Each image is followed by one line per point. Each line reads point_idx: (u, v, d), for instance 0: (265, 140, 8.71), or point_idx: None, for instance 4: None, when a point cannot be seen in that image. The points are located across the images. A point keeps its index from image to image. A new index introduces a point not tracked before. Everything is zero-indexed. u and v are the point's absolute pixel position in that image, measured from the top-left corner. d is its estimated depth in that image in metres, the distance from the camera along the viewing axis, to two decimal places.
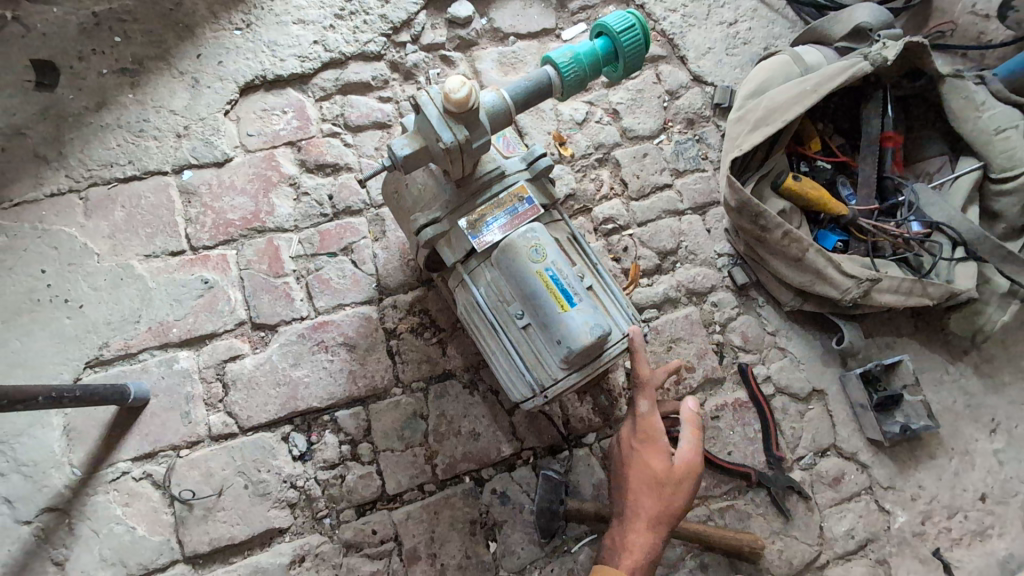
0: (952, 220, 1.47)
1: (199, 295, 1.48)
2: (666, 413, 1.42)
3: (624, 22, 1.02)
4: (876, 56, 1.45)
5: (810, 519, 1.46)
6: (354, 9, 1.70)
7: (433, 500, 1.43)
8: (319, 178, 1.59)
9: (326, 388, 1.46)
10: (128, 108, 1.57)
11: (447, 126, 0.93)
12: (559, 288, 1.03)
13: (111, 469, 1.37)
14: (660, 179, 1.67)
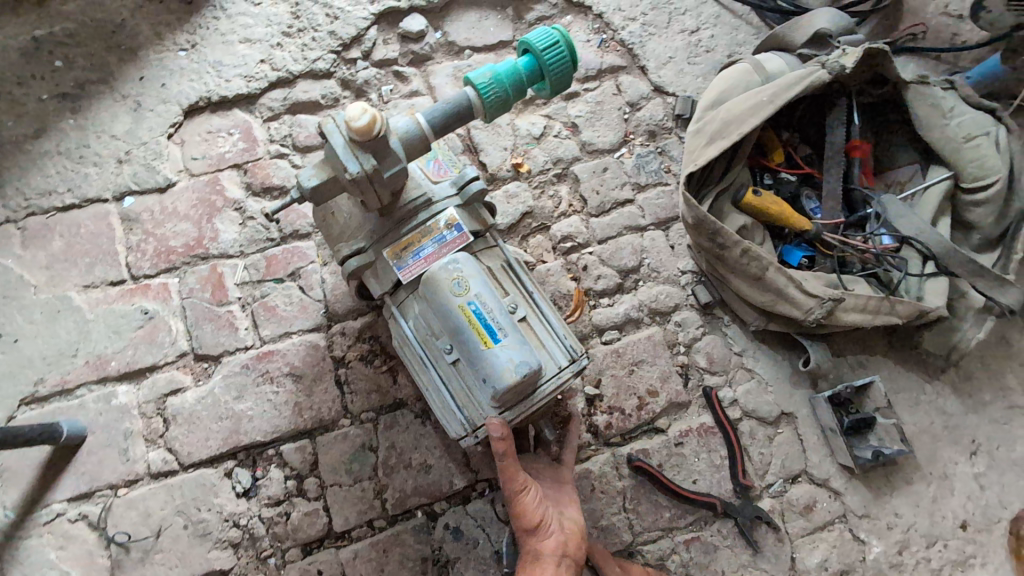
0: (922, 232, 1.40)
1: (139, 327, 1.42)
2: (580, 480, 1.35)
3: (547, 38, 1.00)
4: (834, 64, 1.40)
5: (780, 550, 1.39)
6: (302, 26, 1.65)
7: (382, 538, 1.37)
8: (265, 202, 1.54)
9: (270, 422, 1.40)
10: (68, 134, 1.52)
11: (354, 156, 0.90)
12: (481, 323, 0.98)
13: (45, 511, 1.32)
14: (621, 194, 1.61)
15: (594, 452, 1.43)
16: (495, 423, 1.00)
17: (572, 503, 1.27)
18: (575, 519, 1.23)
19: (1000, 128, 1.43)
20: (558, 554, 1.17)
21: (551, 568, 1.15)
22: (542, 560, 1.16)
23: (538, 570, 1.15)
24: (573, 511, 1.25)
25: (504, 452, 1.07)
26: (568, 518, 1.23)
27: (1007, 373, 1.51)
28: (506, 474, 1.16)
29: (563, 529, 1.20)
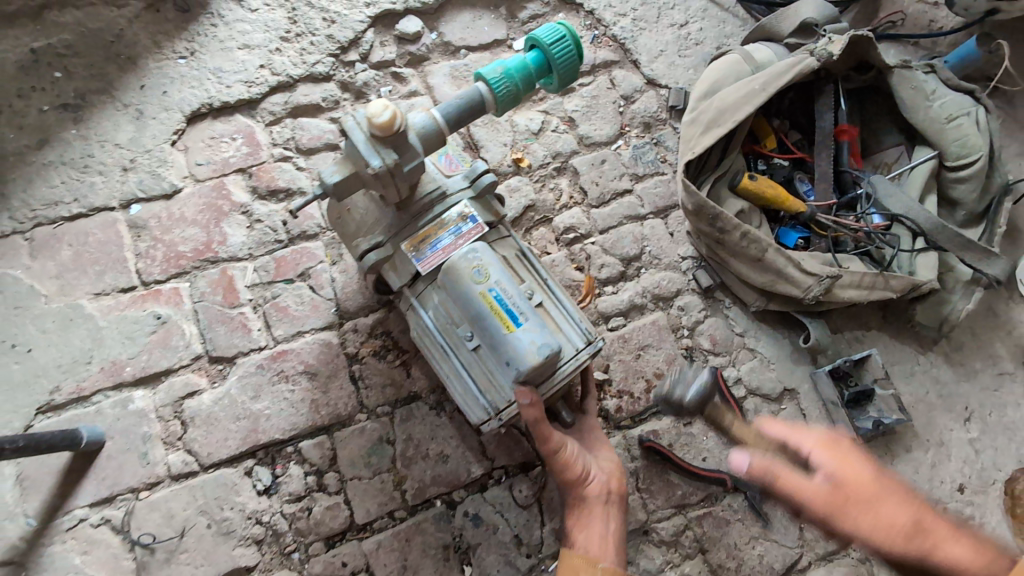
0: (911, 211, 1.47)
1: (152, 332, 1.44)
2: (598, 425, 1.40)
3: (554, 34, 1.05)
4: (822, 52, 1.46)
5: (789, 520, 1.46)
6: (300, 30, 1.67)
7: (404, 527, 1.40)
8: (272, 205, 1.56)
9: (288, 419, 1.42)
10: (71, 144, 1.52)
11: (376, 151, 0.96)
12: (503, 308, 1.03)
13: (68, 517, 1.33)
14: (620, 185, 1.65)
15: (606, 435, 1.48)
16: (524, 391, 1.03)
17: (604, 448, 1.34)
18: (611, 459, 1.32)
19: (979, 108, 1.50)
20: (603, 495, 1.26)
21: (599, 508, 1.25)
22: (588, 504, 1.25)
23: (588, 514, 1.24)
24: (606, 453, 1.33)
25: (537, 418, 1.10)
26: (603, 462, 1.31)
27: (995, 342, 1.58)
28: (540, 438, 1.18)
29: (602, 470, 1.28)
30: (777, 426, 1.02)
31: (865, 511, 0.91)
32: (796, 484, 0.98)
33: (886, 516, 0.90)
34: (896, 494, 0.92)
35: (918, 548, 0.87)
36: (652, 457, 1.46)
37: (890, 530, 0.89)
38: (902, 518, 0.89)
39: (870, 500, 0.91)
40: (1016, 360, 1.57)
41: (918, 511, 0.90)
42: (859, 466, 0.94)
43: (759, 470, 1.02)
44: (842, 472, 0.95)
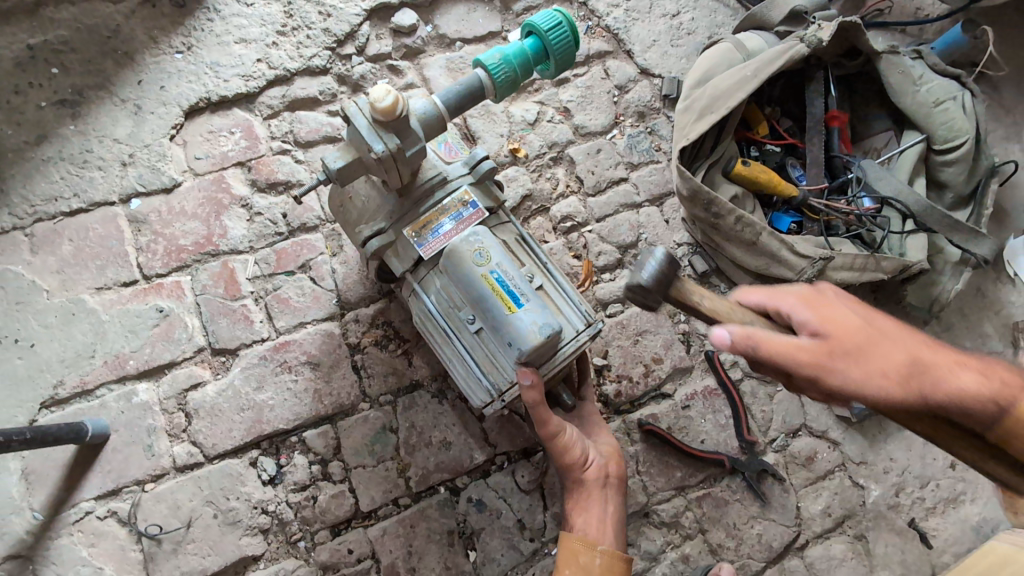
0: (899, 193, 1.51)
1: (154, 325, 1.44)
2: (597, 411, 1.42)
3: (551, 20, 1.07)
4: (812, 39, 1.48)
5: (786, 500, 1.49)
6: (296, 24, 1.68)
7: (409, 514, 1.41)
8: (272, 198, 1.57)
9: (292, 409, 1.43)
10: (69, 140, 1.53)
11: (378, 136, 0.98)
12: (504, 290, 1.05)
13: (74, 510, 1.34)
14: (616, 174, 1.67)
15: (606, 420, 1.50)
16: (527, 371, 1.06)
17: (603, 432, 1.37)
18: (609, 443, 1.35)
19: (965, 93, 1.53)
20: (600, 479, 1.28)
21: (597, 492, 1.27)
22: (587, 488, 1.27)
23: (586, 498, 1.26)
24: (605, 437, 1.36)
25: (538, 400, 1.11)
26: (601, 445, 1.33)
27: (985, 322, 1.62)
28: (539, 423, 1.20)
29: (600, 455, 1.30)
30: (757, 293, 1.04)
31: (859, 362, 0.91)
32: (784, 345, 0.94)
33: (882, 360, 0.91)
34: (889, 337, 0.93)
35: (916, 387, 0.89)
36: (651, 440, 1.49)
37: (886, 372, 0.90)
38: (899, 359, 0.90)
39: (862, 345, 0.92)
40: (1005, 339, 1.61)
41: (914, 351, 0.92)
42: (842, 313, 0.96)
43: (740, 339, 0.96)
44: (826, 323, 0.95)
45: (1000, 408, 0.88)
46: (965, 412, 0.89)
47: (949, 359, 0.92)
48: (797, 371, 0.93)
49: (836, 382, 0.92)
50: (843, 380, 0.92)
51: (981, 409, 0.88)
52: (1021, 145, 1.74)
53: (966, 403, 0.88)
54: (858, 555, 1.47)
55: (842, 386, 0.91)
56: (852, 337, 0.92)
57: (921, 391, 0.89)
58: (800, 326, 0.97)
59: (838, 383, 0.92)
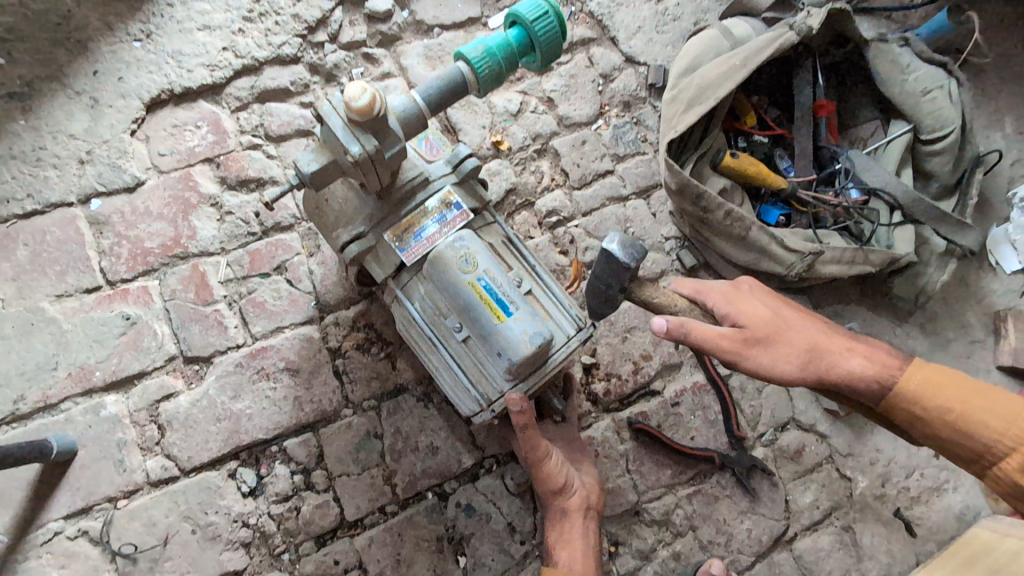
0: (888, 184, 1.49)
1: (121, 334, 1.37)
2: (580, 435, 1.42)
3: (536, 10, 1.02)
4: (802, 26, 1.44)
5: (775, 494, 1.49)
6: (263, 10, 1.59)
7: (396, 522, 1.38)
8: (243, 195, 1.49)
9: (271, 418, 1.38)
10: (20, 137, 1.42)
11: (354, 137, 0.93)
12: (492, 298, 1.02)
13: (42, 531, 1.27)
14: (602, 166, 1.63)
15: (595, 420, 1.48)
16: (516, 398, 1.05)
17: (585, 461, 1.37)
18: (592, 474, 1.35)
19: (952, 82, 1.52)
20: (583, 509, 1.28)
21: (580, 522, 1.27)
22: (570, 516, 1.27)
23: (568, 526, 1.26)
24: (589, 467, 1.36)
25: (524, 422, 1.11)
26: (585, 476, 1.33)
27: (967, 311, 1.63)
28: (529, 445, 1.20)
29: (584, 485, 1.31)
30: (689, 287, 1.14)
31: (769, 350, 1.07)
32: (711, 335, 1.06)
33: (786, 348, 1.06)
34: (792, 326, 1.08)
35: (814, 369, 1.06)
36: (642, 439, 1.47)
37: (790, 358, 1.06)
38: (799, 347, 1.06)
39: (769, 336, 1.07)
40: (986, 328, 1.61)
41: (812, 336, 1.08)
42: (754, 306, 1.09)
43: (675, 330, 1.05)
44: (742, 314, 1.08)
45: (879, 387, 1.06)
46: (853, 388, 1.06)
47: (837, 344, 1.08)
48: (721, 355, 1.07)
49: (750, 366, 1.07)
50: (755, 365, 1.07)
51: (864, 387, 1.06)
52: (1002, 133, 1.75)
53: (854, 383, 1.06)
54: (845, 546, 1.49)
55: (757, 369, 1.07)
56: (763, 323, 1.07)
57: (819, 372, 1.06)
58: (721, 316, 1.10)
59: (754, 368, 1.07)
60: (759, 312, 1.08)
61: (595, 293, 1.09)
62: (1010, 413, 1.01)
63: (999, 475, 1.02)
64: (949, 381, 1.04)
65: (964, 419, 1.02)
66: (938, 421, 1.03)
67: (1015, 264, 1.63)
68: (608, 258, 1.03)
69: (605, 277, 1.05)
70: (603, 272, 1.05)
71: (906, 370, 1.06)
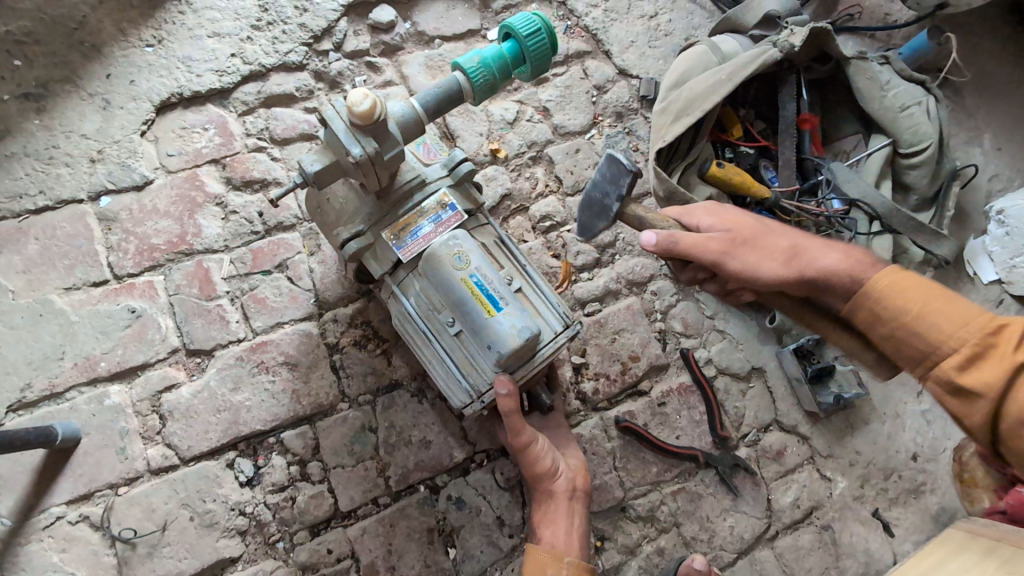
0: (867, 196, 1.55)
1: (127, 326, 1.42)
2: (565, 424, 1.47)
3: (529, 25, 1.08)
4: (785, 44, 1.53)
5: (757, 493, 1.53)
6: (271, 19, 1.65)
7: (388, 513, 1.42)
8: (247, 196, 1.55)
9: (269, 410, 1.42)
10: (35, 135, 1.48)
11: (355, 139, 0.99)
12: (483, 293, 1.07)
13: (44, 515, 1.31)
14: (594, 174, 1.69)
15: (583, 417, 1.53)
16: (504, 380, 1.09)
17: (569, 445, 1.43)
18: (577, 457, 1.40)
19: (930, 99, 1.59)
20: (568, 492, 1.33)
21: (565, 504, 1.32)
22: (555, 498, 1.32)
23: (553, 508, 1.31)
24: (573, 451, 1.41)
25: (508, 408, 1.14)
26: (570, 459, 1.39)
27: None
28: (514, 432, 1.25)
29: (569, 467, 1.36)
30: (678, 210, 1.25)
31: (752, 252, 1.15)
32: (697, 241, 1.17)
33: (770, 249, 1.14)
34: (773, 230, 1.17)
35: (797, 263, 1.12)
36: (630, 437, 1.52)
37: (773, 256, 1.14)
38: (782, 248, 1.13)
39: (753, 237, 1.16)
40: None
41: (795, 239, 1.14)
42: (738, 215, 1.20)
43: (664, 241, 1.17)
44: (727, 223, 1.19)
45: (850, 284, 1.07)
46: (828, 285, 1.09)
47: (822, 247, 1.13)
48: (707, 258, 1.16)
49: (736, 265, 1.15)
50: (739, 263, 1.15)
51: (838, 282, 1.09)
52: (981, 148, 1.81)
53: (829, 280, 1.09)
54: (825, 545, 1.53)
55: (739, 269, 1.15)
56: (746, 229, 1.17)
57: (801, 270, 1.11)
58: (707, 227, 1.20)
59: (739, 267, 1.15)
60: (744, 221, 1.18)
61: (593, 201, 1.26)
62: (965, 317, 0.97)
63: (940, 378, 0.98)
64: (920, 284, 1.02)
65: (917, 319, 1.00)
66: (893, 319, 1.03)
67: (992, 274, 1.69)
68: (612, 163, 1.20)
69: (604, 185, 1.23)
70: (603, 180, 1.23)
71: (880, 271, 1.06)
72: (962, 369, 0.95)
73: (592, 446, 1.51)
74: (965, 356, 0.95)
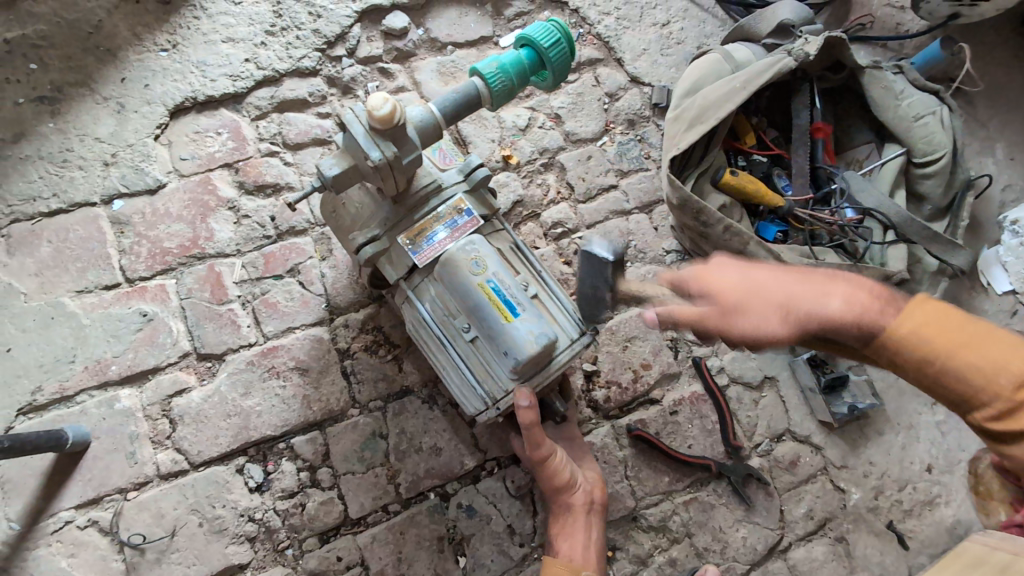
0: (882, 205, 1.55)
1: (138, 329, 1.41)
2: (581, 436, 1.46)
3: (547, 32, 1.09)
4: (799, 53, 1.53)
5: (770, 504, 1.52)
6: (285, 24, 1.66)
7: (398, 520, 1.41)
8: (260, 200, 1.55)
9: (280, 415, 1.42)
10: (49, 138, 1.48)
11: (374, 143, 0.99)
12: (501, 299, 1.07)
13: (53, 520, 1.30)
14: (606, 180, 1.69)
15: (594, 425, 1.52)
16: (524, 392, 1.10)
17: (587, 458, 1.43)
18: (595, 470, 1.40)
19: (944, 108, 1.58)
20: (586, 506, 1.32)
21: (583, 517, 1.31)
22: (573, 512, 1.31)
23: (571, 521, 1.31)
24: (591, 465, 1.41)
25: (528, 420, 1.14)
26: (588, 472, 1.38)
27: None
28: (534, 444, 1.24)
29: (587, 481, 1.35)
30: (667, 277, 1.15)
31: (747, 317, 1.02)
32: (692, 315, 1.09)
33: (762, 308, 1.01)
34: (763, 284, 1.02)
35: (793, 321, 0.99)
36: (641, 446, 1.51)
37: (768, 316, 1.00)
38: (772, 304, 1.00)
39: (743, 300, 1.03)
40: None
41: (788, 291, 1.00)
42: (723, 274, 1.07)
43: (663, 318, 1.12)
44: (714, 289, 1.06)
45: (861, 334, 0.93)
46: (837, 336, 0.97)
47: (814, 291, 0.99)
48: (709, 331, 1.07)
49: (736, 335, 1.04)
50: (739, 333, 1.04)
51: (848, 332, 0.95)
52: (993, 158, 1.81)
53: (838, 330, 0.96)
54: (838, 557, 1.51)
55: (742, 338, 1.04)
56: (730, 293, 1.04)
57: (803, 327, 0.98)
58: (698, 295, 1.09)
59: (740, 337, 1.04)
60: (727, 281, 1.05)
61: (585, 297, 1.21)
62: (1003, 362, 0.85)
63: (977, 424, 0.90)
64: (948, 320, 0.89)
65: (947, 369, 0.88)
66: (914, 367, 0.91)
67: (1007, 285, 1.67)
68: (590, 258, 1.16)
69: (590, 279, 1.18)
70: (589, 276, 1.18)
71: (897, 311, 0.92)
72: (1002, 420, 0.86)
73: (604, 454, 1.50)
74: (1001, 408, 0.85)
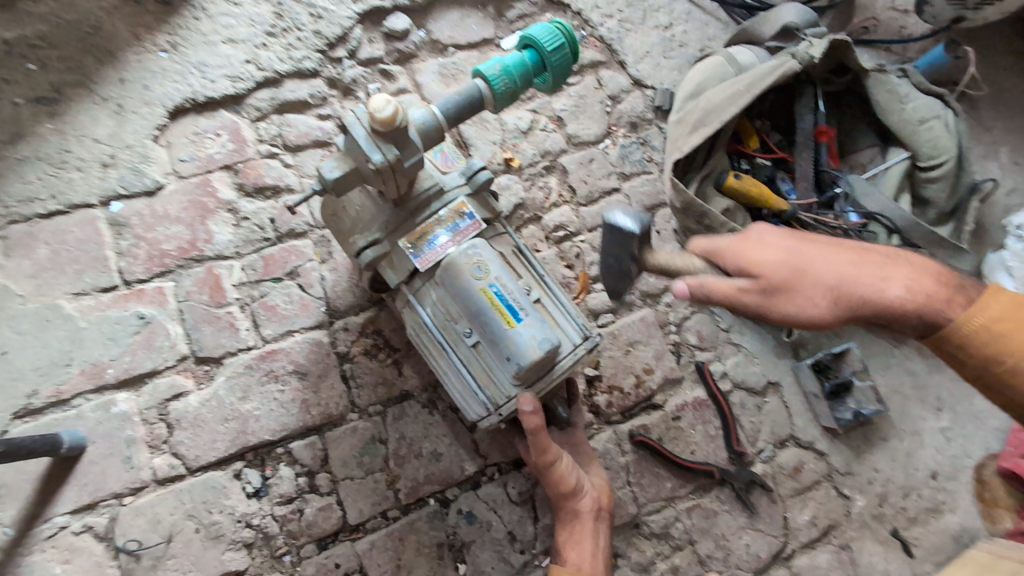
0: (887, 210, 1.54)
1: (135, 332, 1.40)
2: (586, 441, 1.43)
3: (554, 38, 1.08)
4: (803, 56, 1.52)
5: (774, 511, 1.50)
6: (286, 26, 1.65)
7: (398, 527, 1.39)
8: (260, 202, 1.53)
9: (278, 420, 1.40)
10: (46, 139, 1.47)
11: (377, 146, 0.98)
12: (503, 304, 1.06)
13: (48, 525, 1.28)
14: (608, 184, 1.67)
15: (596, 431, 1.50)
16: (528, 398, 1.08)
17: (592, 463, 1.40)
18: (600, 475, 1.38)
19: (948, 113, 1.57)
20: (593, 511, 1.31)
21: (590, 523, 1.30)
22: (580, 518, 1.29)
23: (578, 527, 1.29)
24: (596, 469, 1.39)
25: (534, 425, 1.12)
26: (593, 477, 1.36)
27: None
28: (540, 449, 1.22)
29: (594, 486, 1.34)
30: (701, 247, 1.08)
31: (795, 296, 1.00)
32: (729, 291, 1.02)
33: (811, 289, 1.00)
34: (813, 262, 1.01)
35: (841, 304, 1.00)
36: (643, 453, 1.50)
37: (817, 298, 1.00)
38: (827, 284, 0.99)
39: (794, 280, 1.00)
40: None
41: (840, 272, 1.00)
42: (769, 249, 1.02)
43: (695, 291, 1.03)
44: (759, 265, 1.01)
45: (920, 320, 1.00)
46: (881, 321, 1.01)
47: (867, 270, 1.01)
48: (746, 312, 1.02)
49: (777, 316, 1.02)
50: (781, 314, 1.01)
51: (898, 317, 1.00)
52: (997, 163, 1.80)
53: (888, 314, 1.00)
54: (843, 565, 1.50)
55: (783, 318, 1.01)
56: (776, 270, 1.00)
57: (852, 311, 1.00)
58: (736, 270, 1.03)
59: (781, 317, 1.02)
60: (773, 258, 1.01)
61: (611, 268, 1.17)
62: None
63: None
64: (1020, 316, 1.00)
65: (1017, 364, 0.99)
66: (985, 360, 1.01)
67: None
68: (615, 230, 1.09)
69: (613, 251, 1.13)
70: (613, 248, 1.13)
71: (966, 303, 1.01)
72: None
73: (606, 460, 1.48)
74: None
